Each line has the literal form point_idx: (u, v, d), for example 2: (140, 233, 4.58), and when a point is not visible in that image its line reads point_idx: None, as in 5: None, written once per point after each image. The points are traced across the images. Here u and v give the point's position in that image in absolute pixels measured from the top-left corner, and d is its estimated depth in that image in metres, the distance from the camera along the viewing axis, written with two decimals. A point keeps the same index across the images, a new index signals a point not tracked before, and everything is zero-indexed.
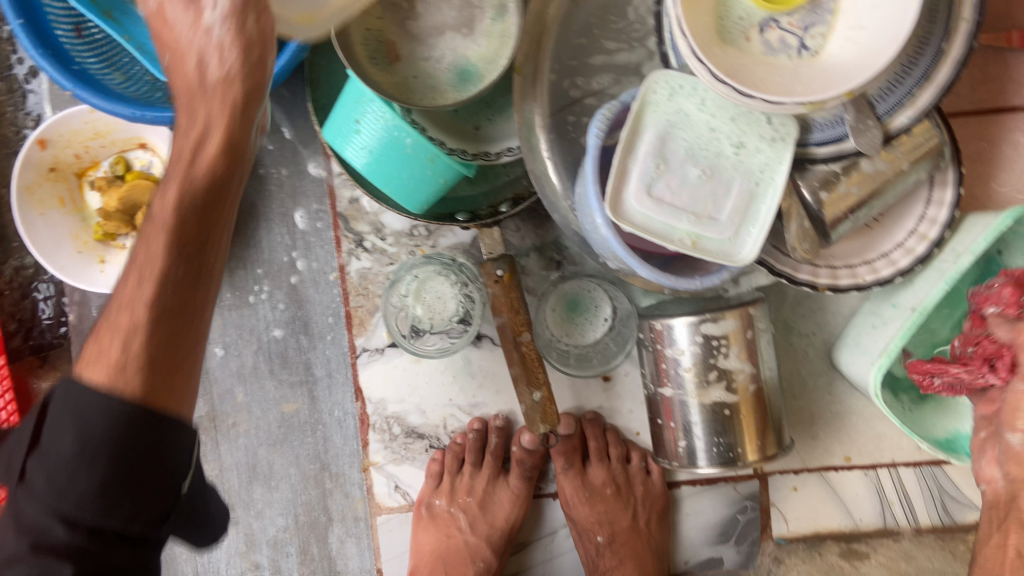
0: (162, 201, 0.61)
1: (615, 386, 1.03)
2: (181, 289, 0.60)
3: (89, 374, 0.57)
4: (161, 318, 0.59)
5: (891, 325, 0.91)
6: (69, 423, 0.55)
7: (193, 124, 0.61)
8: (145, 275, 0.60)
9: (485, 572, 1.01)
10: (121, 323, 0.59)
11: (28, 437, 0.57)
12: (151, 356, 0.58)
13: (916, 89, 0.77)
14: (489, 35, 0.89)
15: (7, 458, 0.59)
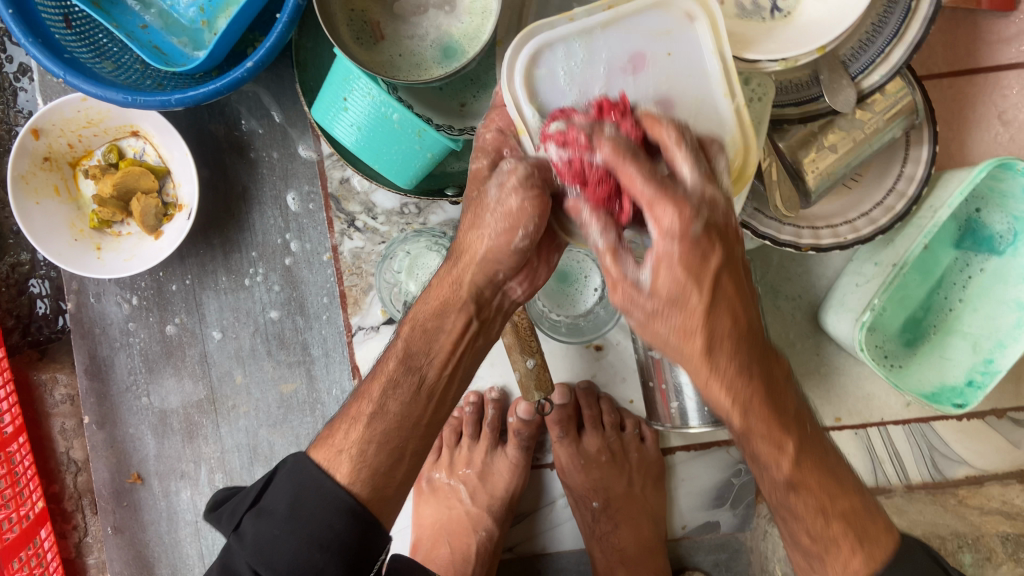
0: (409, 319, 0.75)
1: (607, 355, 1.05)
2: (403, 398, 0.72)
3: (316, 454, 0.71)
4: (374, 419, 0.71)
5: (873, 282, 0.93)
6: (289, 489, 0.68)
7: (464, 233, 0.71)
8: (381, 376, 0.73)
9: (488, 541, 1.02)
10: (349, 413, 0.72)
11: (257, 490, 0.70)
12: (362, 447, 0.70)
13: (888, 47, 0.79)
14: (471, 13, 0.91)
15: (229, 508, 0.71)
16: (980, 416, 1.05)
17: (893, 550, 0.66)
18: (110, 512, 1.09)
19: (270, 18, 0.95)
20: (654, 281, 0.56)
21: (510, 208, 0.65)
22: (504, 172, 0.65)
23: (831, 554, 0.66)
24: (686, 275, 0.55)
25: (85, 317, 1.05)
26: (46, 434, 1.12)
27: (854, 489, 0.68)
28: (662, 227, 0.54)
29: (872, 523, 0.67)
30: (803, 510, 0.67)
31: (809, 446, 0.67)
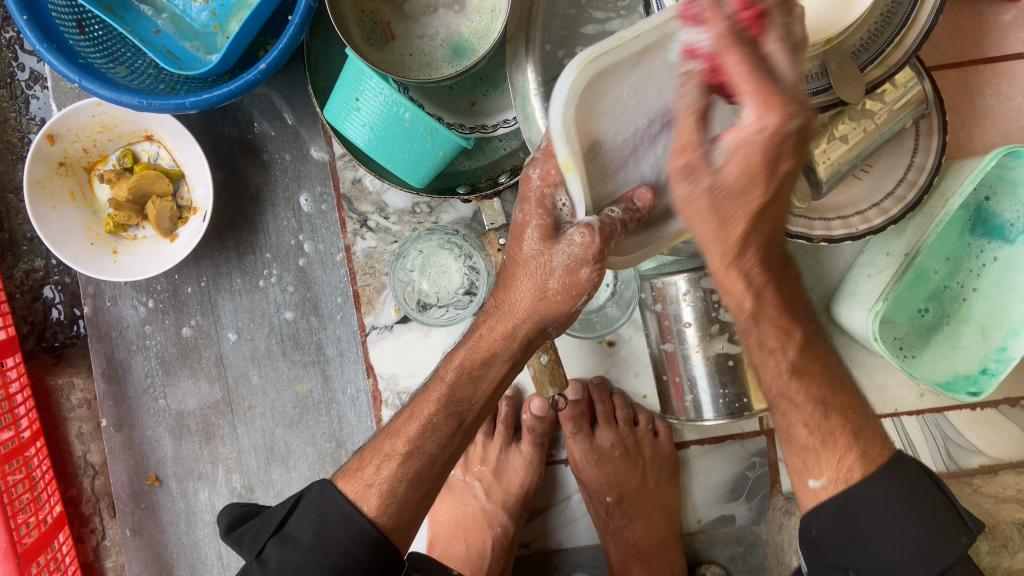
0: (450, 360, 0.76)
1: (620, 350, 1.05)
2: (438, 440, 0.75)
3: (344, 486, 0.75)
4: (409, 457, 0.74)
5: (885, 272, 0.93)
6: (314, 517, 0.73)
7: (504, 293, 0.74)
8: (417, 416, 0.76)
9: (503, 537, 1.02)
10: (383, 449, 0.75)
11: (283, 512, 0.74)
12: (393, 484, 0.73)
13: (899, 35, 0.79)
14: (481, 12, 0.92)
15: (255, 529, 0.76)
16: (993, 405, 1.05)
17: (890, 454, 0.69)
18: (129, 514, 1.10)
19: (281, 20, 0.96)
20: (729, 159, 0.53)
21: (551, 253, 0.69)
22: (575, 241, 0.66)
23: (828, 448, 0.69)
24: (761, 167, 0.52)
25: (102, 321, 1.06)
26: (63, 438, 1.13)
27: (853, 391, 0.72)
28: (758, 109, 0.49)
29: (868, 425, 0.70)
30: (803, 397, 0.69)
31: (813, 342, 0.71)
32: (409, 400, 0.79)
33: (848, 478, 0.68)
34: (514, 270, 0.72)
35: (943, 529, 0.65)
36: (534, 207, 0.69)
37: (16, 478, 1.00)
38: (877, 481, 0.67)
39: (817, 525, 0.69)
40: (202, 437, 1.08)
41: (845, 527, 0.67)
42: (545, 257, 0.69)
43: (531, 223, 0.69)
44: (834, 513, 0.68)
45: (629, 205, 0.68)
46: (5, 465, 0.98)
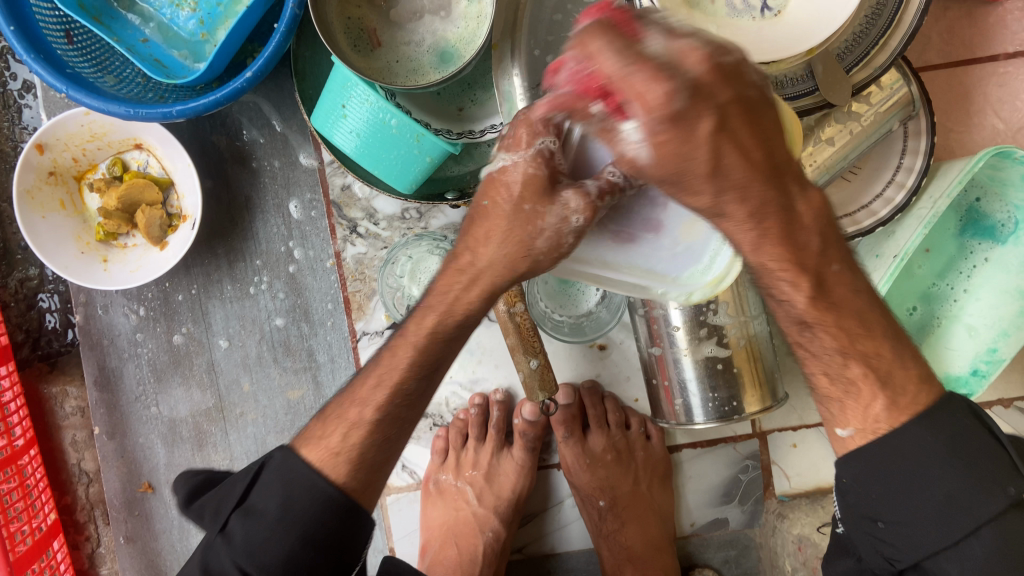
0: (419, 324, 0.70)
1: (611, 354, 1.05)
2: (408, 403, 0.71)
3: (306, 454, 0.70)
4: (375, 425, 0.70)
5: (874, 275, 0.93)
6: (277, 486, 0.68)
7: (479, 246, 0.66)
8: (384, 383, 0.71)
9: (495, 542, 1.03)
10: (348, 418, 0.71)
11: (242, 486, 0.70)
12: (361, 452, 0.70)
13: (883, 38, 0.80)
14: (467, 17, 0.92)
15: (217, 502, 0.72)
16: (987, 406, 1.04)
17: (927, 402, 0.64)
18: (123, 522, 1.10)
19: (268, 29, 0.96)
20: (649, 143, 0.53)
21: (543, 210, 0.62)
22: (572, 206, 0.61)
23: (852, 397, 0.66)
24: (679, 150, 0.53)
25: (93, 329, 1.07)
26: (57, 446, 1.13)
27: (884, 335, 0.66)
28: (647, 82, 0.51)
29: (902, 372, 0.65)
30: (821, 348, 0.66)
31: (830, 286, 0.64)
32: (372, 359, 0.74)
33: (875, 429, 0.65)
34: (491, 218, 0.64)
35: (987, 479, 0.61)
36: (531, 154, 0.61)
37: (9, 486, 1.00)
38: (910, 430, 0.63)
39: (848, 473, 0.66)
40: (196, 444, 1.08)
41: (879, 476, 0.64)
42: (534, 215, 0.62)
43: (518, 170, 0.62)
44: (867, 462, 0.65)
45: (632, 168, 0.63)
46: None
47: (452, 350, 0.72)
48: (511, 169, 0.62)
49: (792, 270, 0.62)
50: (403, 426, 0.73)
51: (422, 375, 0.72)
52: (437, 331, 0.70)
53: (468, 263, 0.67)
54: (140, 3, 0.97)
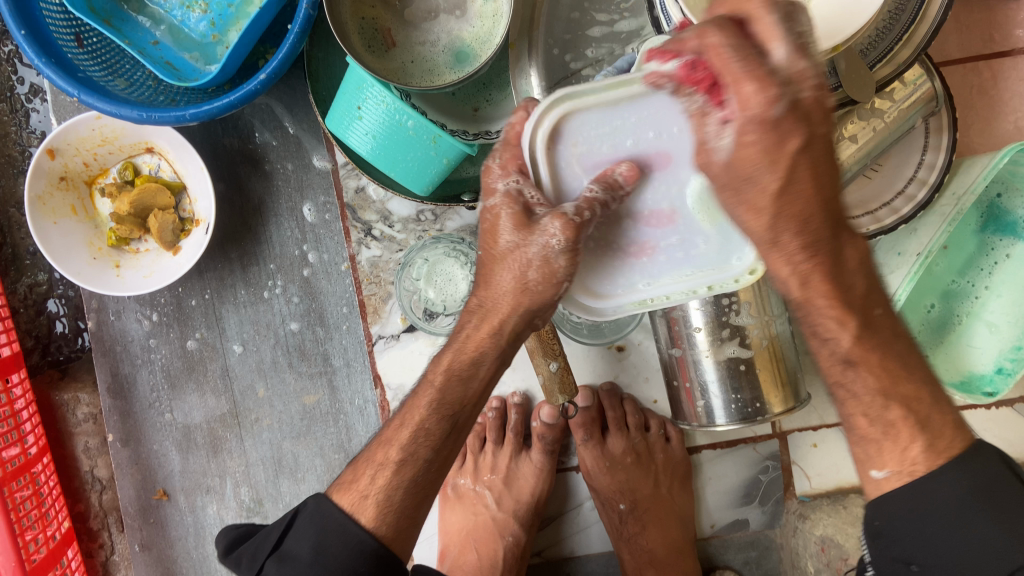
0: (439, 362, 0.74)
1: (629, 355, 1.04)
2: (432, 444, 0.73)
3: (339, 499, 0.73)
4: (401, 466, 0.72)
5: (897, 273, 0.92)
6: (311, 531, 0.71)
7: (502, 277, 0.68)
8: (408, 423, 0.73)
9: (514, 547, 1.01)
10: (376, 459, 0.73)
11: (279, 530, 0.73)
12: (388, 494, 0.71)
13: (908, 34, 0.78)
14: (483, 16, 0.91)
15: (254, 546, 0.74)
16: (1009, 403, 1.03)
17: (963, 447, 0.61)
18: (137, 529, 1.09)
19: (281, 29, 0.95)
20: (735, 150, 0.51)
21: (528, 242, 0.64)
22: (547, 228, 0.61)
23: (891, 439, 0.62)
24: (765, 157, 0.50)
25: (106, 335, 1.06)
26: (70, 453, 1.12)
27: (924, 379, 0.63)
28: (750, 98, 0.47)
29: (939, 415, 0.62)
30: (863, 390, 0.62)
31: (877, 326, 0.61)
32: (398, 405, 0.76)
33: (912, 471, 0.61)
34: (492, 261, 0.69)
35: None
36: (503, 197, 0.64)
37: (24, 495, 0.99)
38: (947, 475, 0.59)
39: (880, 518, 0.62)
40: (210, 450, 1.07)
41: (909, 522, 0.60)
42: (521, 248, 0.65)
43: (500, 211, 0.65)
44: (898, 509, 0.61)
45: (610, 183, 0.61)
46: (11, 483, 0.97)
47: (470, 389, 0.73)
48: (494, 209, 0.66)
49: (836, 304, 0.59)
50: (432, 473, 0.74)
51: (445, 418, 0.73)
52: (454, 369, 0.73)
53: (476, 306, 0.72)
54: (150, 6, 0.95)
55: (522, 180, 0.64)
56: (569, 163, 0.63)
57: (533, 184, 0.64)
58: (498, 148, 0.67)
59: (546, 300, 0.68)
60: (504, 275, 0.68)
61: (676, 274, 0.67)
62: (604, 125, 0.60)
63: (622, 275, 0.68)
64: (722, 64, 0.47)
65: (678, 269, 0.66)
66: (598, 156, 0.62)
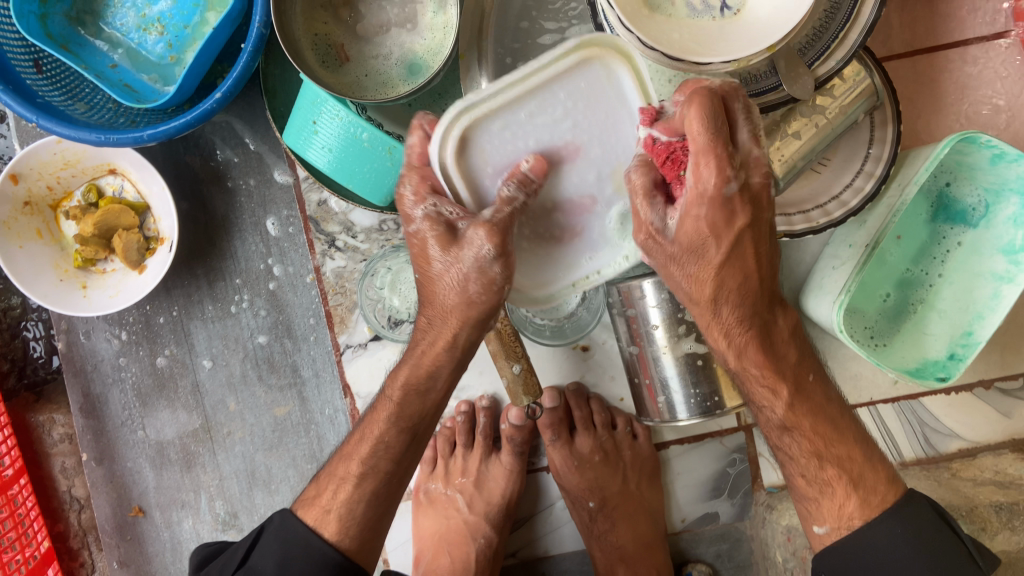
0: (395, 379, 0.79)
1: (594, 355, 1.06)
2: (392, 457, 0.78)
3: (303, 515, 0.78)
4: (363, 479, 0.78)
5: (848, 264, 0.94)
6: (276, 548, 0.76)
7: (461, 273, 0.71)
8: (369, 436, 0.79)
9: (486, 548, 1.03)
10: (337, 473, 0.79)
11: (246, 547, 0.78)
12: (350, 508, 0.77)
13: (842, 32, 0.80)
14: (433, 28, 0.93)
15: (224, 561, 0.80)
16: (968, 388, 1.05)
17: (894, 501, 0.76)
18: (115, 547, 1.10)
19: (235, 48, 0.96)
20: (680, 228, 0.67)
21: (461, 258, 0.71)
22: (473, 240, 0.69)
23: (827, 497, 0.78)
24: (707, 230, 0.67)
25: (76, 356, 1.07)
26: (47, 475, 1.13)
27: (855, 441, 0.79)
28: (705, 169, 0.63)
29: (872, 473, 0.77)
30: (798, 452, 0.78)
31: (807, 392, 0.77)
32: (358, 420, 0.82)
33: (849, 525, 0.76)
34: (430, 283, 0.75)
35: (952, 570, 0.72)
36: (426, 222, 0.71)
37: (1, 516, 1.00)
38: (882, 527, 0.75)
39: (825, 565, 0.77)
40: (185, 464, 1.09)
41: (849, 567, 0.75)
42: (456, 265, 0.72)
43: (426, 235, 0.72)
44: (841, 556, 0.76)
45: (521, 179, 0.71)
46: None
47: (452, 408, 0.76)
48: (419, 235, 0.73)
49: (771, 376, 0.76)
50: (391, 483, 0.79)
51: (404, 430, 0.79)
52: (411, 384, 0.78)
53: (428, 322, 0.77)
54: (106, 30, 0.97)
55: (437, 202, 0.71)
56: (481, 167, 0.72)
57: (448, 202, 0.72)
58: (406, 177, 0.73)
59: (493, 306, 0.74)
60: (443, 280, 0.73)
61: (607, 252, 0.78)
62: (510, 125, 0.70)
63: (563, 265, 0.79)
64: (695, 137, 0.62)
65: (609, 245, 0.78)
66: (505, 154, 0.71)
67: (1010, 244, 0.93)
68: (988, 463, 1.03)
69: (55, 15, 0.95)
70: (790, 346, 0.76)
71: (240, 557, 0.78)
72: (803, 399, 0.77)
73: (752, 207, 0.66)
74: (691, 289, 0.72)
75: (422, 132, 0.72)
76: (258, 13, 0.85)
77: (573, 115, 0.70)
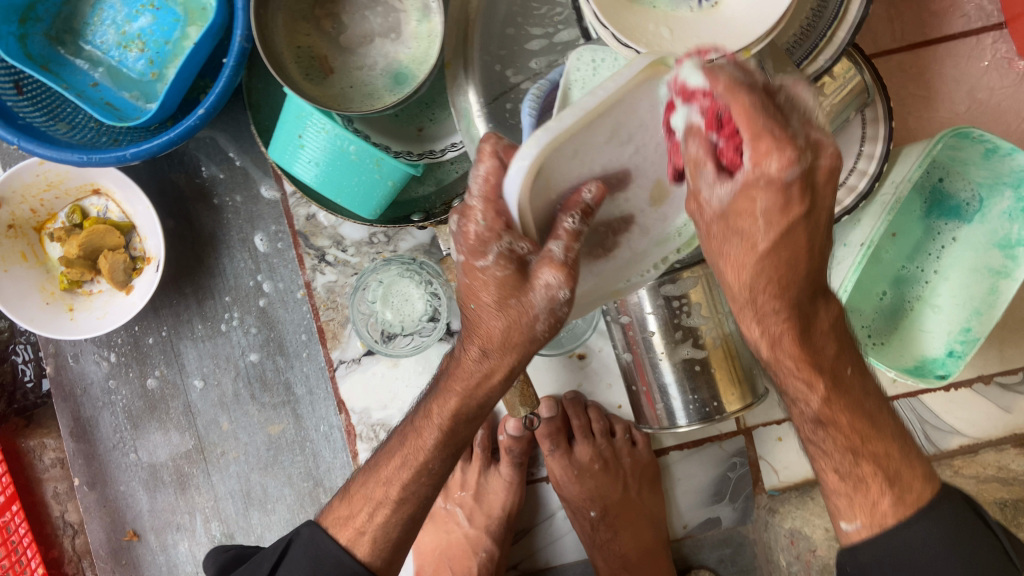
0: (442, 405, 0.71)
1: (591, 363, 1.05)
2: (433, 482, 0.73)
3: (337, 536, 0.73)
4: (403, 503, 0.72)
5: (844, 263, 0.93)
6: (307, 565, 0.72)
7: None
8: (411, 462, 0.72)
9: (488, 562, 1.02)
10: (374, 496, 0.73)
11: (275, 558, 0.74)
12: (386, 530, 0.72)
13: (830, 30, 0.79)
14: (418, 38, 0.92)
15: (249, 572, 0.75)
16: (967, 384, 1.05)
17: (931, 495, 0.68)
18: (110, 572, 1.09)
19: (218, 63, 0.95)
20: (731, 202, 0.58)
21: (528, 300, 0.64)
22: (550, 283, 0.61)
23: (861, 492, 0.69)
24: (777, 210, 0.57)
25: (65, 379, 1.05)
26: (40, 500, 1.11)
27: (892, 436, 0.71)
28: (762, 158, 0.54)
29: (908, 470, 0.69)
30: (832, 446, 0.71)
31: (845, 386, 0.70)
32: (390, 441, 0.76)
33: (883, 523, 0.68)
34: (478, 317, 0.66)
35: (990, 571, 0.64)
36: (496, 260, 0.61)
37: None
38: (918, 525, 0.67)
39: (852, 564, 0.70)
40: (178, 485, 1.07)
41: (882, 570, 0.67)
42: (516, 305, 0.64)
43: (494, 274, 0.62)
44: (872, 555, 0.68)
45: (583, 209, 0.60)
46: None
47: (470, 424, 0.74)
48: (486, 273, 0.62)
49: (808, 371, 0.68)
50: (431, 508, 0.74)
51: (449, 456, 0.73)
52: (461, 411, 0.71)
53: (480, 352, 0.68)
54: (86, 48, 0.96)
55: (511, 240, 0.60)
56: (546, 194, 0.59)
57: (520, 238, 0.60)
58: (472, 210, 0.59)
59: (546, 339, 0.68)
60: (484, 318, 0.66)
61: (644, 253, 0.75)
62: (581, 149, 0.57)
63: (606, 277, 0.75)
64: (748, 122, 0.53)
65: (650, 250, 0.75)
66: (571, 179, 0.60)
67: (1006, 238, 0.92)
68: (991, 459, 1.02)
69: (35, 35, 0.94)
70: (829, 339, 0.68)
71: (269, 569, 0.73)
72: (842, 393, 0.70)
73: (811, 194, 0.57)
74: (729, 272, 0.65)
75: (495, 159, 0.58)
76: (240, 26, 0.84)
77: (637, 137, 0.61)
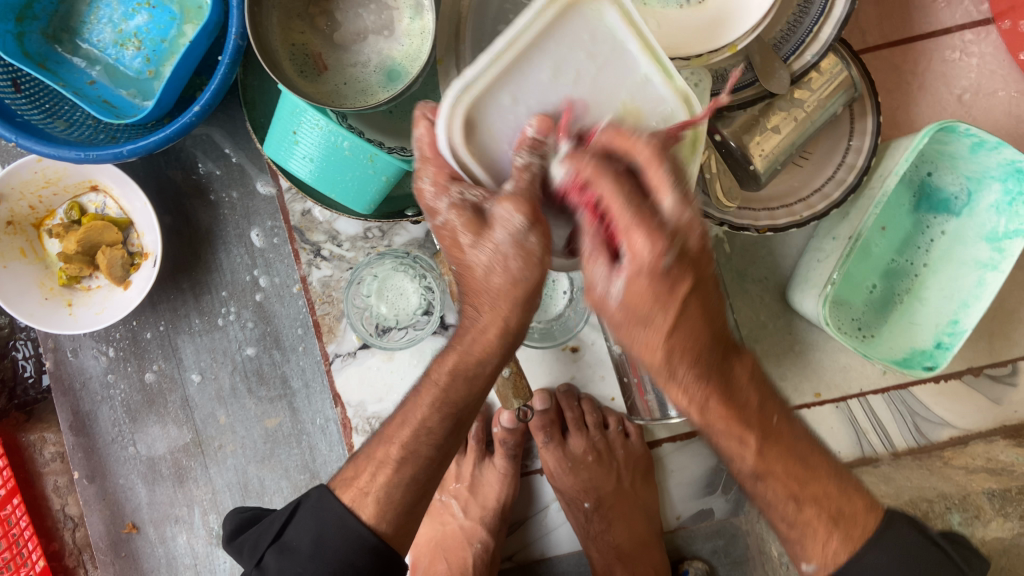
0: (442, 360, 0.70)
1: (583, 356, 1.06)
2: (434, 442, 0.72)
3: (339, 495, 0.74)
4: (402, 463, 0.72)
5: (832, 256, 0.94)
6: (313, 525, 0.73)
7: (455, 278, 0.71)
8: (410, 420, 0.73)
9: (483, 553, 1.03)
10: (375, 455, 0.73)
11: (282, 519, 0.75)
12: (388, 491, 0.72)
13: (816, 26, 0.81)
14: (411, 34, 0.93)
15: (255, 538, 0.76)
16: (957, 376, 1.06)
17: (876, 527, 0.70)
18: (110, 564, 1.10)
19: (214, 60, 0.96)
20: (626, 292, 0.57)
21: (494, 240, 0.61)
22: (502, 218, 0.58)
23: (810, 535, 0.70)
24: (655, 299, 0.57)
25: (64, 373, 1.07)
26: (40, 494, 1.12)
27: None
28: (643, 243, 0.55)
29: None
30: None
31: None
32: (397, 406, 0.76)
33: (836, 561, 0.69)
34: (469, 276, 0.65)
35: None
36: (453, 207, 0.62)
37: None
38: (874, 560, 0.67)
39: None
40: (177, 478, 1.08)
41: None
42: (486, 252, 0.62)
43: (454, 226, 0.62)
44: None
45: (531, 144, 0.59)
46: None
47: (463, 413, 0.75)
48: (446, 228, 0.63)
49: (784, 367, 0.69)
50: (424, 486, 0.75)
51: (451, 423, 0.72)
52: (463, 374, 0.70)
53: (475, 310, 0.66)
54: (83, 46, 0.97)
55: (461, 189, 0.62)
56: (494, 149, 0.61)
57: (472, 186, 0.62)
58: (421, 170, 0.64)
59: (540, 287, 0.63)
60: (479, 270, 0.64)
61: None
62: (513, 93, 0.60)
63: None
64: (616, 209, 0.55)
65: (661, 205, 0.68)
66: (515, 127, 0.61)
67: (993, 231, 0.93)
68: (981, 450, 1.03)
69: (32, 33, 0.95)
70: None
71: (277, 530, 0.75)
72: None
73: (693, 271, 0.58)
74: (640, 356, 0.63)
75: (427, 122, 0.64)
76: (235, 25, 0.85)
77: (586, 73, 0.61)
